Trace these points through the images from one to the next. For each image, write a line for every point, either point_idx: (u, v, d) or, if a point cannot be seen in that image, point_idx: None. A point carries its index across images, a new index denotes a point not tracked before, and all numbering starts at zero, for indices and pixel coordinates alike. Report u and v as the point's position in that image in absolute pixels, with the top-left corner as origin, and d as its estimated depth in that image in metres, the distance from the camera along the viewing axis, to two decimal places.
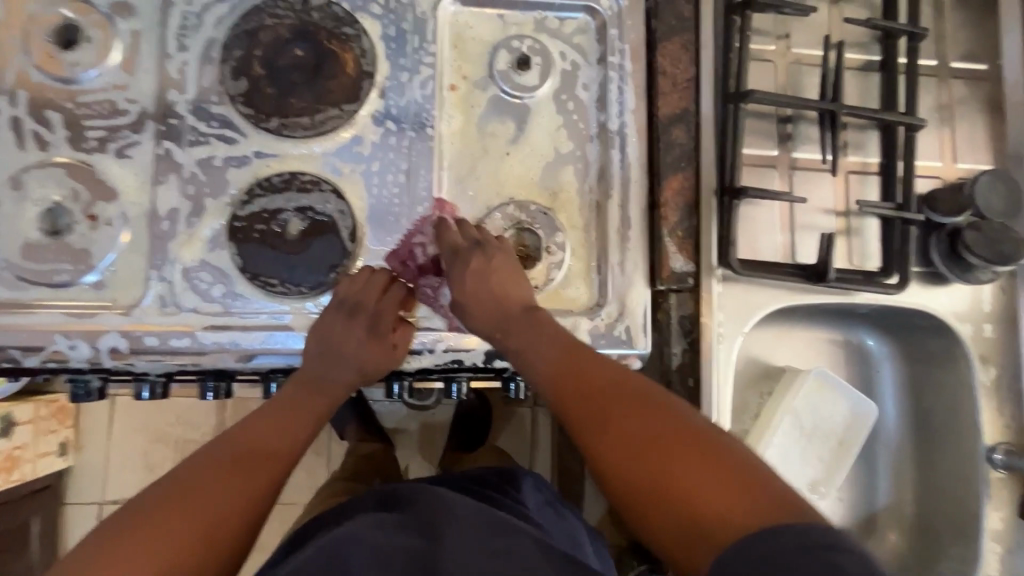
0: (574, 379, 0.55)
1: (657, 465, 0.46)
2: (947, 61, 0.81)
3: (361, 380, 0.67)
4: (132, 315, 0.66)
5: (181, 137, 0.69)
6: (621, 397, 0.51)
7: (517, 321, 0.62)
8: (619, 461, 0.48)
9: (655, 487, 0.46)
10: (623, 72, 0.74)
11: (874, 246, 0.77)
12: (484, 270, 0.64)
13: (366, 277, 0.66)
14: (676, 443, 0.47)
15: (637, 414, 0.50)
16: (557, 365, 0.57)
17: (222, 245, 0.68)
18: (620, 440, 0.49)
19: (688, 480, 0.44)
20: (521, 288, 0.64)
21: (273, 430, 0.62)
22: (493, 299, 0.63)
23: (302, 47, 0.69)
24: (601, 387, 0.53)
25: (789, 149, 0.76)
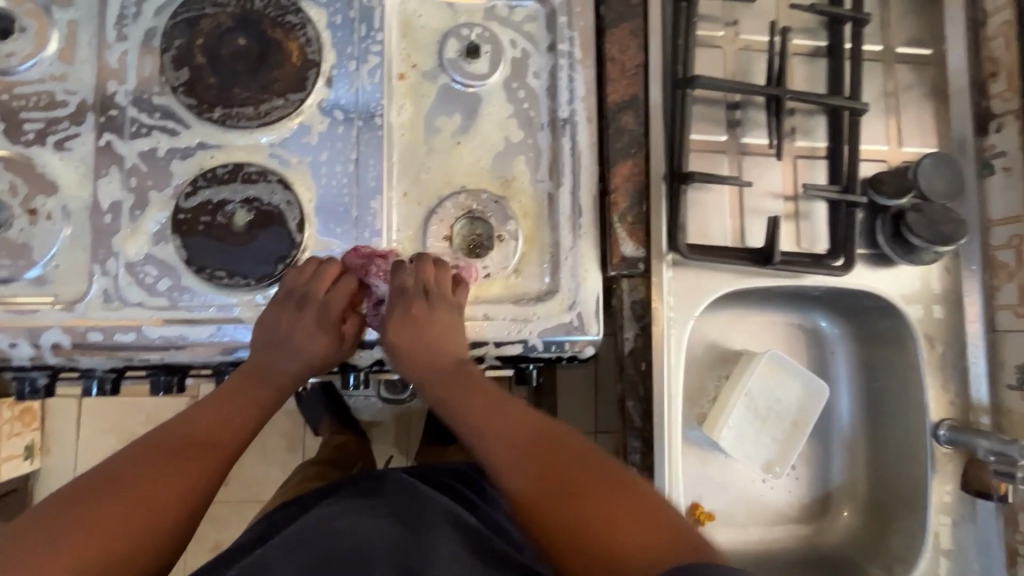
0: (517, 435, 0.57)
1: (610, 525, 0.49)
2: (893, 47, 0.82)
3: (310, 370, 0.67)
4: (74, 311, 0.65)
5: (123, 129, 0.67)
6: (567, 456, 0.54)
7: (447, 387, 0.64)
8: (555, 509, 0.51)
9: (589, 544, 0.48)
10: (572, 59, 0.74)
11: (823, 230, 0.78)
12: (428, 320, 0.66)
13: (313, 268, 0.66)
14: (608, 501, 0.50)
15: (570, 477, 0.53)
16: (489, 418, 0.59)
17: (167, 238, 0.67)
18: (557, 497, 0.52)
19: (624, 541, 0.47)
20: (449, 343, 0.66)
21: (219, 420, 0.62)
22: (422, 343, 0.66)
23: (245, 36, 0.68)
24: (549, 448, 0.55)
25: (738, 135, 0.77)
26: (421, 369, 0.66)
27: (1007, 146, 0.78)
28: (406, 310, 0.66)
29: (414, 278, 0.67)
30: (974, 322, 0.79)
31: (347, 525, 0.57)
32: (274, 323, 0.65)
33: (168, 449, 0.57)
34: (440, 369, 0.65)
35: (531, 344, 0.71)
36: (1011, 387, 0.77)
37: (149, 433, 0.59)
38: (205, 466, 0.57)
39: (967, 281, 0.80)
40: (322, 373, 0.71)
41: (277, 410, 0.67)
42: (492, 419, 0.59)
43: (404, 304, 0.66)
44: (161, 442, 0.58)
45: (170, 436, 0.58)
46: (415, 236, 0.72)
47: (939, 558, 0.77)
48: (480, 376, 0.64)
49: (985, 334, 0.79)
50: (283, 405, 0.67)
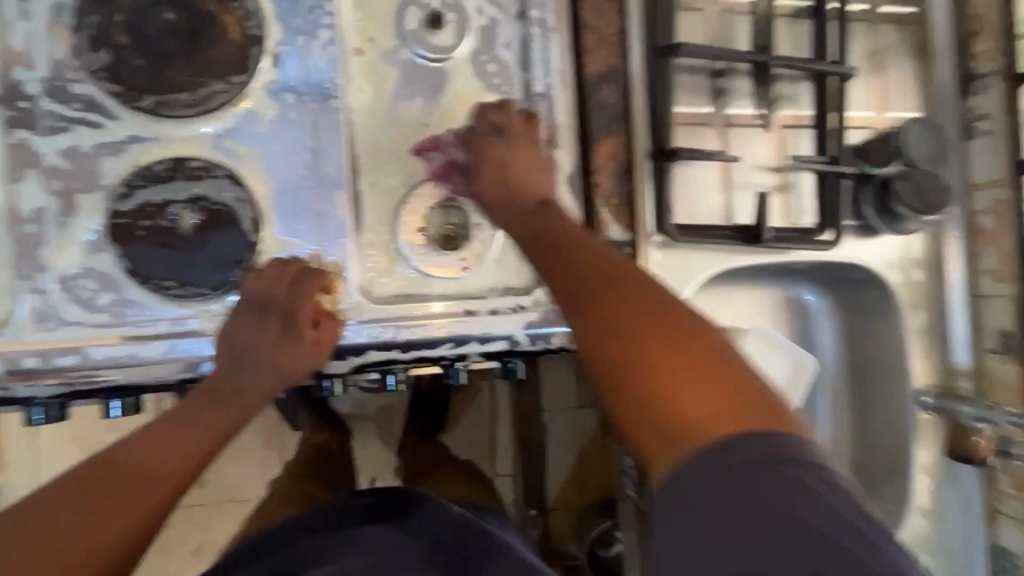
0: (590, 262, 0.50)
1: (664, 373, 0.41)
2: (877, 5, 0.78)
3: (278, 381, 0.63)
4: (4, 335, 0.58)
5: (36, 124, 0.58)
6: (628, 292, 0.46)
7: (529, 216, 0.59)
8: (605, 329, 0.45)
9: (644, 373, 0.42)
10: (546, 26, 0.68)
11: (809, 202, 0.76)
12: (506, 156, 0.63)
13: (274, 271, 0.60)
14: (686, 358, 0.42)
15: (652, 319, 0.44)
16: (569, 253, 0.52)
17: (104, 247, 0.59)
18: (615, 326, 0.45)
19: (679, 380, 0.41)
20: (544, 181, 0.63)
21: (170, 446, 0.57)
22: (512, 193, 0.61)
23: (172, 10, 0.59)
24: (619, 281, 0.47)
25: (723, 105, 0.73)
26: (499, 216, 0.62)
27: (991, 108, 0.76)
28: (477, 155, 0.64)
29: (482, 130, 0.65)
30: (958, 288, 0.79)
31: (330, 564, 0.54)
32: (236, 334, 0.60)
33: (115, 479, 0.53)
34: (496, 204, 0.62)
35: (516, 338, 0.67)
36: (992, 351, 0.78)
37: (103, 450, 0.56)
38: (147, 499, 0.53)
39: (951, 248, 0.79)
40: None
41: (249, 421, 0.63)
42: (548, 249, 0.54)
43: (482, 154, 0.64)
44: (112, 464, 0.54)
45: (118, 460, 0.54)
46: (384, 230, 0.66)
47: (919, 518, 0.80)
48: (581, 233, 0.54)
49: (966, 300, 0.79)
50: (253, 417, 0.63)
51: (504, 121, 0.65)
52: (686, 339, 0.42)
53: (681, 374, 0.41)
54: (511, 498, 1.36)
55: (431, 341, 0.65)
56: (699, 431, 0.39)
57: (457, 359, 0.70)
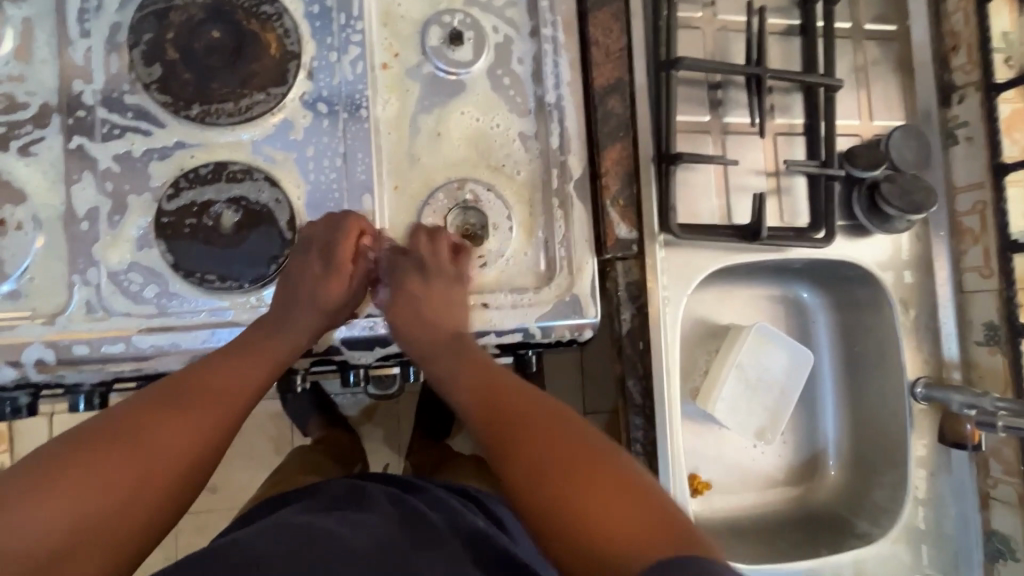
0: (499, 406, 0.57)
1: (584, 500, 0.48)
2: (861, 24, 0.85)
3: (322, 318, 0.65)
4: (56, 324, 0.62)
5: (93, 131, 0.64)
6: (574, 427, 0.54)
7: (473, 354, 0.63)
8: (518, 462, 0.52)
9: (552, 501, 0.49)
10: (556, 43, 0.74)
11: (804, 204, 0.81)
12: (420, 296, 0.66)
13: (324, 219, 0.66)
14: (597, 482, 0.49)
15: (563, 455, 0.51)
16: (499, 403, 0.57)
17: (151, 243, 0.64)
18: (546, 455, 0.51)
19: (585, 502, 0.47)
20: (456, 316, 0.67)
21: (193, 409, 0.55)
22: (422, 319, 0.65)
23: (218, 29, 0.65)
24: (546, 430, 0.53)
25: (720, 115, 0.78)
26: (415, 343, 0.66)
27: (970, 117, 0.82)
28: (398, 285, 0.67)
29: (405, 259, 0.68)
30: (945, 284, 0.84)
31: (353, 526, 0.53)
32: (284, 275, 0.65)
33: (139, 434, 0.52)
34: (429, 335, 0.65)
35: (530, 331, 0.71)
36: (980, 344, 0.82)
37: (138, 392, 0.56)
38: (166, 461, 0.52)
39: (937, 247, 0.84)
40: (319, 358, 0.70)
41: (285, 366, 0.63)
42: (473, 377, 0.61)
43: (400, 285, 0.67)
44: (139, 416, 0.53)
45: (145, 413, 0.54)
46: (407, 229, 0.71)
47: (918, 507, 0.82)
48: (497, 366, 0.62)
49: (954, 296, 0.84)
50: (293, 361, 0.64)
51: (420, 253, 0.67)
52: (589, 467, 0.50)
53: (597, 493, 0.48)
54: None
55: None
56: (620, 546, 0.45)
57: None
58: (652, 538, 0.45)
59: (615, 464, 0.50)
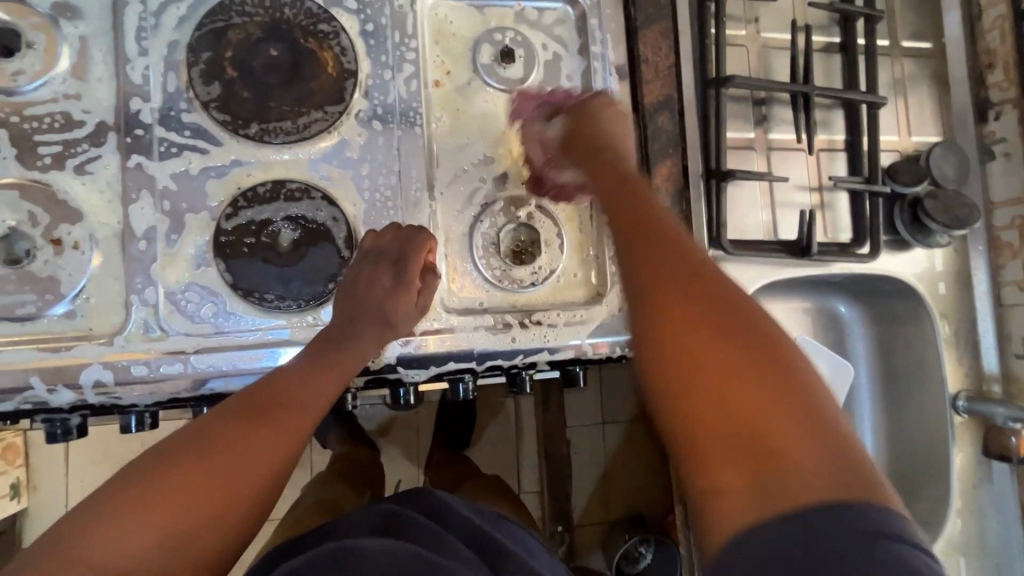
0: (662, 251, 0.43)
1: (746, 398, 0.36)
2: (898, 41, 0.86)
3: (388, 332, 0.65)
4: (114, 345, 0.61)
5: (150, 150, 0.63)
6: (731, 309, 0.40)
7: (622, 206, 0.49)
8: (674, 342, 0.39)
9: (717, 399, 0.37)
10: (605, 61, 0.74)
11: (846, 220, 0.82)
12: (598, 116, 0.64)
13: (393, 231, 0.66)
14: (767, 377, 0.37)
15: (733, 334, 0.38)
16: (655, 256, 0.43)
17: (208, 262, 0.64)
18: (703, 343, 0.38)
19: (747, 409, 0.36)
20: (621, 136, 0.62)
21: (263, 426, 0.54)
22: (584, 135, 0.62)
23: (276, 47, 0.65)
24: (720, 307, 0.40)
25: (765, 131, 0.79)
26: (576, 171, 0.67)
27: (1007, 133, 0.83)
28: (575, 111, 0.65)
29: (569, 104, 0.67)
30: (982, 297, 0.85)
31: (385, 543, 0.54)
32: (354, 284, 0.64)
33: (216, 447, 0.51)
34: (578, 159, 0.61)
35: (583, 348, 0.72)
36: (1019, 356, 0.83)
37: (212, 409, 0.55)
38: (246, 478, 0.51)
39: (975, 261, 0.85)
40: (374, 376, 0.69)
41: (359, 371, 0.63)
42: (638, 235, 0.45)
43: (580, 109, 0.65)
44: (214, 429, 0.52)
45: (220, 426, 0.53)
46: (459, 246, 0.71)
47: (957, 517, 0.84)
48: (664, 211, 0.47)
49: (992, 309, 0.85)
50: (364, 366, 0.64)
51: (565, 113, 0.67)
52: (767, 359, 0.37)
53: (765, 393, 0.36)
54: (538, 513, 1.38)
55: (499, 349, 0.70)
56: (788, 457, 0.34)
57: (525, 367, 0.73)
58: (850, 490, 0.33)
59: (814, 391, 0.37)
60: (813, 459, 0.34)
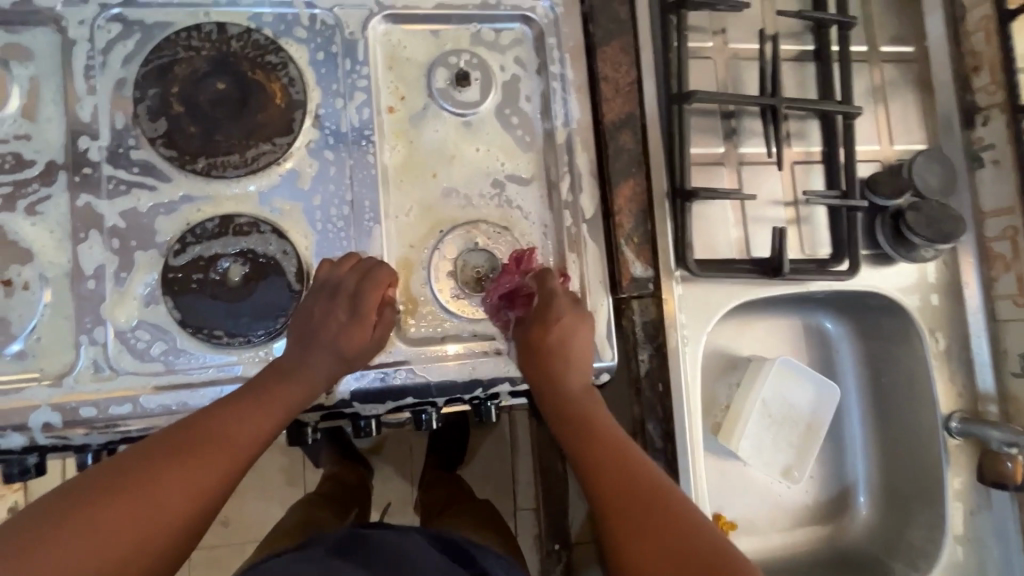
0: (597, 461, 0.56)
1: (648, 541, 0.49)
2: (878, 46, 0.82)
3: (343, 369, 0.64)
4: (64, 386, 0.61)
5: (99, 188, 0.63)
6: (637, 475, 0.54)
7: (575, 420, 0.61)
8: (610, 502, 0.53)
9: (635, 550, 0.49)
10: (564, 80, 0.73)
11: (824, 234, 0.78)
12: (563, 338, 0.66)
13: (348, 262, 0.65)
14: (660, 519, 0.50)
15: (644, 511, 0.51)
16: (597, 469, 0.55)
17: (158, 299, 0.63)
18: (624, 505, 0.52)
19: (656, 546, 0.48)
20: (580, 347, 0.66)
21: (194, 450, 0.52)
22: (548, 368, 0.65)
23: (223, 80, 0.65)
24: (625, 483, 0.53)
25: (735, 144, 0.76)
26: (521, 355, 0.67)
27: (995, 139, 0.79)
28: (540, 306, 0.67)
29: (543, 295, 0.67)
30: (975, 312, 0.81)
31: None
32: (309, 319, 0.63)
33: (132, 476, 0.49)
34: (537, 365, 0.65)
35: None
36: (1016, 375, 0.79)
37: (146, 438, 0.53)
38: (161, 521, 0.48)
39: (966, 274, 0.81)
40: (331, 411, 0.68)
41: (306, 406, 0.61)
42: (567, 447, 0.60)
43: (547, 314, 0.66)
44: (131, 465, 0.50)
45: (141, 460, 0.50)
46: (415, 274, 0.69)
47: (956, 546, 0.79)
48: (598, 415, 0.62)
49: (986, 325, 0.80)
50: (312, 401, 0.62)
51: (547, 291, 0.67)
52: (665, 507, 0.51)
53: (665, 537, 0.49)
54: (533, 533, 1.34)
55: (458, 381, 0.68)
56: None
57: (489, 397, 0.71)
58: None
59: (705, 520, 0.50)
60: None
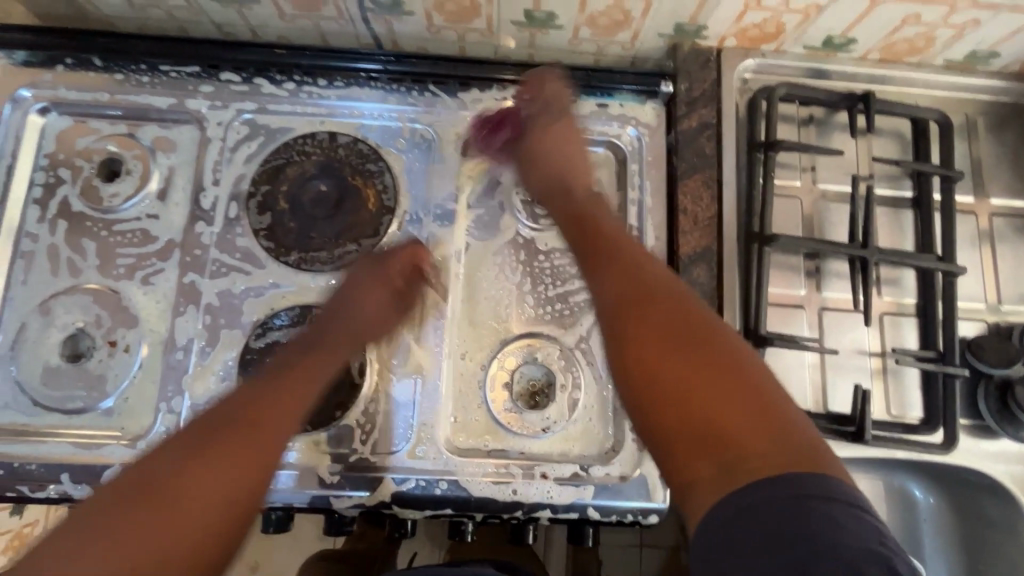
0: (631, 285, 0.56)
1: (711, 400, 0.47)
2: (987, 198, 0.77)
3: (375, 330, 0.67)
4: (137, 448, 0.65)
5: (204, 268, 0.70)
6: (659, 307, 0.53)
7: (601, 241, 0.62)
8: (639, 324, 0.53)
9: (661, 386, 0.50)
10: (642, 206, 0.74)
11: (915, 397, 0.71)
12: (550, 151, 0.71)
13: (384, 255, 0.68)
14: (724, 376, 0.48)
15: (683, 336, 0.51)
16: (630, 296, 0.55)
17: (232, 377, 0.67)
18: (653, 329, 0.52)
19: (691, 384, 0.48)
20: (579, 151, 0.72)
21: (233, 440, 0.53)
22: (558, 172, 0.70)
23: (325, 183, 0.71)
24: (671, 325, 0.52)
25: (817, 287, 0.73)
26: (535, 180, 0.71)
27: None
28: (530, 120, 0.73)
29: (542, 111, 0.73)
30: None
31: None
32: (338, 301, 0.66)
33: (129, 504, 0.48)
34: (540, 184, 0.71)
35: (588, 511, 0.67)
36: None
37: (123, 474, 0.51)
38: (173, 543, 0.47)
39: None
40: (369, 512, 0.67)
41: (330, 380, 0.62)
42: (614, 258, 0.59)
43: (533, 129, 0.73)
44: (124, 493, 0.49)
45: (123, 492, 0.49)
46: (470, 383, 0.70)
47: None
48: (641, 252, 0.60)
49: None
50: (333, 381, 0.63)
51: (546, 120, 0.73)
52: (702, 340, 0.50)
53: (699, 389, 0.48)
54: None
55: (500, 501, 0.66)
56: (732, 438, 0.45)
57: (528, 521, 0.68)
58: (776, 440, 0.44)
59: (746, 360, 0.49)
60: (763, 445, 0.44)
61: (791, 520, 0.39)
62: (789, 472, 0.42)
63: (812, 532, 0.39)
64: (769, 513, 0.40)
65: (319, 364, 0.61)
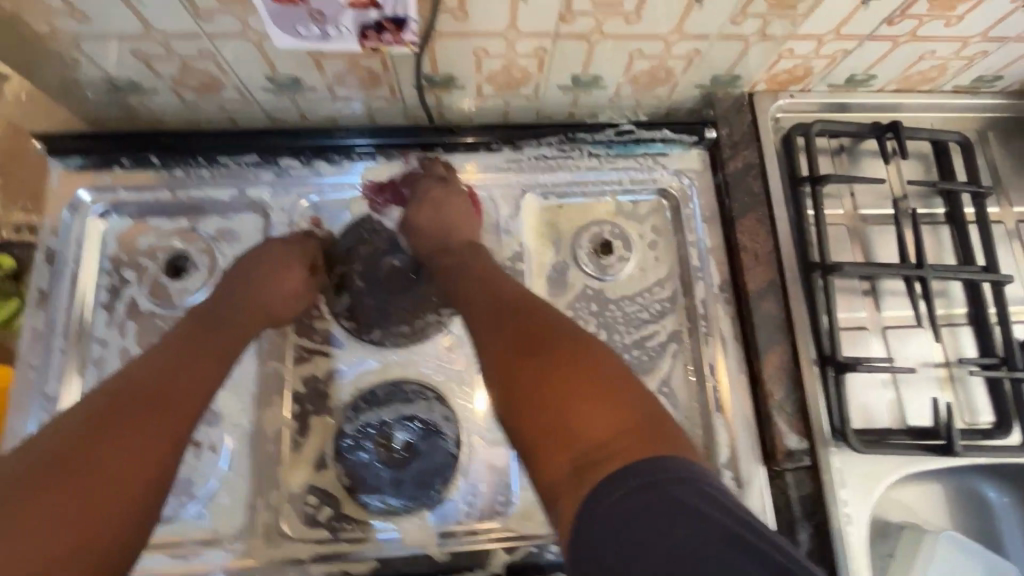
0: (510, 311, 0.59)
1: (567, 400, 0.50)
2: (1011, 207, 0.83)
3: (282, 303, 0.67)
4: (237, 551, 0.63)
5: (285, 356, 0.69)
6: (550, 329, 0.56)
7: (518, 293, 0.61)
8: (502, 351, 0.56)
9: (527, 388, 0.52)
10: (701, 247, 0.77)
11: (983, 401, 0.75)
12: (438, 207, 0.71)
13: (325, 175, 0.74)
14: (566, 381, 0.51)
15: (552, 350, 0.54)
16: (499, 311, 0.59)
17: (328, 464, 0.66)
18: (526, 345, 0.55)
19: (558, 389, 0.51)
20: (458, 222, 0.71)
21: (138, 430, 0.51)
22: (436, 231, 0.70)
23: (398, 259, 0.73)
24: (567, 351, 0.53)
25: (876, 307, 0.76)
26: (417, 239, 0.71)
27: None
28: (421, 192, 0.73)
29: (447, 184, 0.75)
30: None
31: None
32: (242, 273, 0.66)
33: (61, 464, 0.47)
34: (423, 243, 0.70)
35: None
36: None
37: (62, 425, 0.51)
38: (107, 502, 0.47)
39: None
40: None
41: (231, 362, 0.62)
42: (478, 299, 0.62)
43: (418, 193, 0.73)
44: (62, 450, 0.48)
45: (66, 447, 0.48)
46: None
47: None
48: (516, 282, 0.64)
49: None
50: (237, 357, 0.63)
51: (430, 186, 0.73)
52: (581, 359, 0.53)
53: (576, 401, 0.50)
54: None
55: None
56: (575, 439, 0.48)
57: None
58: (636, 438, 0.47)
59: (621, 386, 0.51)
60: (607, 434, 0.47)
61: (658, 519, 0.41)
62: (655, 462, 0.44)
63: (683, 525, 0.40)
64: (618, 517, 0.41)
65: (220, 361, 0.61)
